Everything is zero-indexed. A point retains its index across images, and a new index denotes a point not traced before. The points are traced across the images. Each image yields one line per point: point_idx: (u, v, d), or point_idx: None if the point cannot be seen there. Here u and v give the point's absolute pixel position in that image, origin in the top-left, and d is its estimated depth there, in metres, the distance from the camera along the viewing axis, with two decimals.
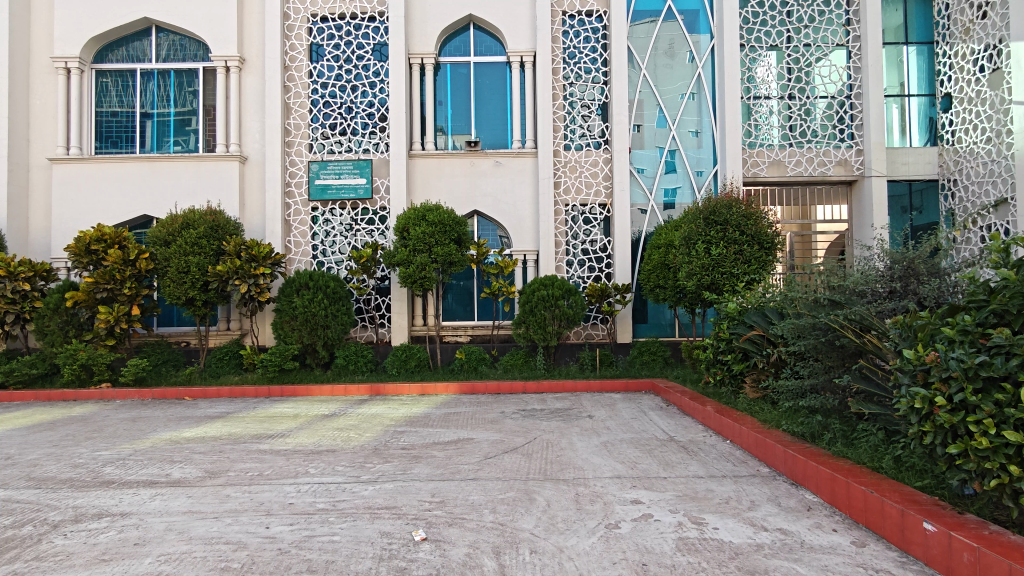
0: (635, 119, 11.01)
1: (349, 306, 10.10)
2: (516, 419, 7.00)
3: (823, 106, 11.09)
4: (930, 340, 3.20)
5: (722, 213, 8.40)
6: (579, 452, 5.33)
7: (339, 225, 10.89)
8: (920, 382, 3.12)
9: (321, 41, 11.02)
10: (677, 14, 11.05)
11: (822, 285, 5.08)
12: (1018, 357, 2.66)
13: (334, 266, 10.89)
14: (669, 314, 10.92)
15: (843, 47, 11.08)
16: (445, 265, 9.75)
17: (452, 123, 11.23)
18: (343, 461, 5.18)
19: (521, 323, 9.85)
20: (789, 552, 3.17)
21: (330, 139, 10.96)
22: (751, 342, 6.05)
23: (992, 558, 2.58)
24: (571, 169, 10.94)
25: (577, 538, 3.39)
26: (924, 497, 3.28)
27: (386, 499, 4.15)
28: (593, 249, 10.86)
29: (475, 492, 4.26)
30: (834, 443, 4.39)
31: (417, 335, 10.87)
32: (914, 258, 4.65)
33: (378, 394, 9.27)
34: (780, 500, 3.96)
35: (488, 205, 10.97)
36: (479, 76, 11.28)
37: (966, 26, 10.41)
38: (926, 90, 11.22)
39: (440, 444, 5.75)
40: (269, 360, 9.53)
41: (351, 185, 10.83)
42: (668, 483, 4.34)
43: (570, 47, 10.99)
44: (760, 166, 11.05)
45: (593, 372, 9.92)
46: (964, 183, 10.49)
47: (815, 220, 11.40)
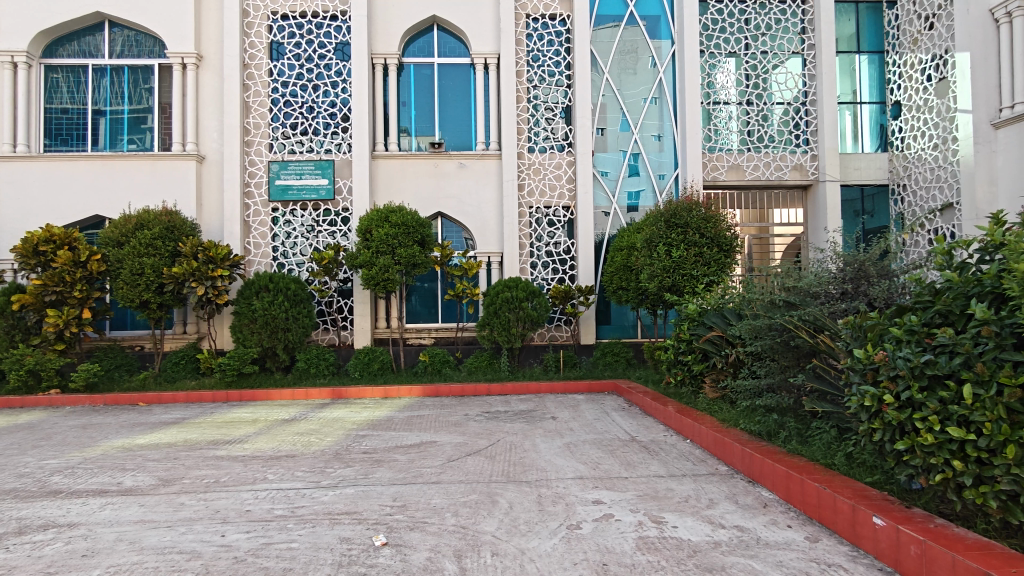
0: (599, 122, 11.11)
1: (310, 309, 9.94)
2: (480, 422, 6.99)
3: (780, 112, 11.36)
4: (879, 339, 3.31)
5: (682, 216, 8.54)
6: (542, 454, 5.36)
7: (300, 226, 10.72)
8: (869, 381, 3.21)
9: (281, 39, 10.84)
10: (639, 19, 11.19)
11: (779, 286, 5.25)
12: (961, 356, 2.76)
13: (295, 268, 10.72)
14: (632, 316, 11.05)
15: (799, 55, 11.37)
16: (409, 267, 9.64)
17: (416, 124, 11.17)
18: (303, 466, 5.09)
19: (485, 325, 9.83)
20: (745, 548, 3.23)
21: (291, 139, 10.77)
22: (710, 343, 6.16)
23: (936, 550, 2.68)
24: (535, 171, 10.96)
25: (538, 539, 3.40)
26: (874, 493, 3.38)
27: (346, 504, 4.09)
28: (557, 251, 10.90)
29: (437, 495, 4.24)
30: (789, 442, 4.49)
31: (380, 338, 10.77)
32: (864, 260, 4.77)
33: (340, 397, 9.10)
34: (737, 498, 4.04)
35: (452, 207, 10.92)
36: (443, 78, 11.23)
37: (914, 36, 10.85)
38: (877, 98, 11.61)
39: (402, 448, 5.70)
40: (227, 364, 9.31)
41: (313, 186, 10.66)
42: (629, 483, 4.39)
43: (534, 50, 11.03)
44: (719, 170, 11.25)
45: (557, 373, 10.00)
46: (913, 188, 10.86)
47: (772, 223, 11.68)
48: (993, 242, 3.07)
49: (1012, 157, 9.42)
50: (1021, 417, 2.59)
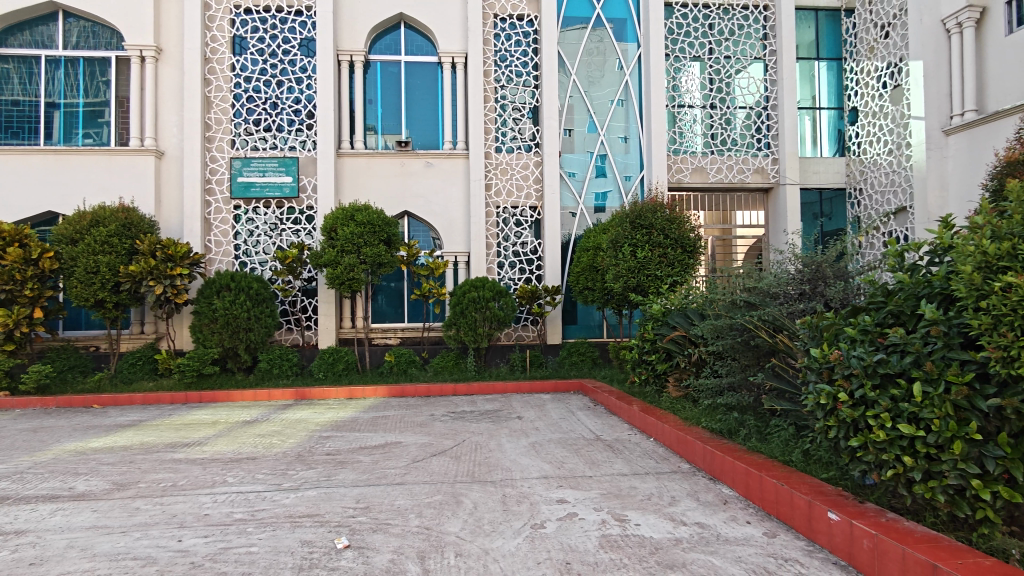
0: (566, 123, 11.17)
1: (273, 308, 9.76)
2: (445, 422, 6.96)
3: (742, 116, 11.58)
4: (834, 338, 3.40)
5: (647, 217, 8.65)
6: (507, 453, 5.36)
7: (263, 224, 10.53)
8: (825, 380, 3.29)
9: (244, 34, 10.65)
10: (606, 21, 11.29)
11: (741, 287, 5.37)
12: (911, 355, 2.85)
13: (258, 267, 10.54)
14: (598, 316, 11.14)
15: (761, 60, 11.61)
16: (375, 266, 9.54)
17: (383, 123, 11.07)
18: (264, 468, 5.00)
19: (451, 325, 9.78)
20: (705, 544, 3.28)
21: (254, 135, 10.57)
22: (674, 343, 6.25)
23: (888, 543, 2.76)
24: (502, 171, 10.97)
25: (502, 539, 3.40)
26: (829, 489, 3.47)
27: (307, 507, 4.03)
28: (524, 251, 10.93)
29: (402, 496, 4.21)
30: (749, 439, 4.59)
31: (344, 338, 10.65)
32: (822, 261, 4.88)
33: (303, 398, 8.94)
34: (699, 495, 4.11)
35: (419, 206, 10.85)
36: (410, 76, 11.15)
37: (871, 45, 11.17)
38: (835, 104, 11.93)
39: (366, 449, 5.64)
40: (186, 365, 9.13)
41: (276, 183, 10.48)
42: (594, 482, 4.42)
43: (501, 50, 11.04)
44: (683, 172, 11.39)
45: (523, 373, 10.02)
46: (869, 192, 11.18)
47: (734, 225, 11.90)
48: (941, 245, 3.18)
49: (961, 163, 9.68)
50: (967, 414, 2.69)
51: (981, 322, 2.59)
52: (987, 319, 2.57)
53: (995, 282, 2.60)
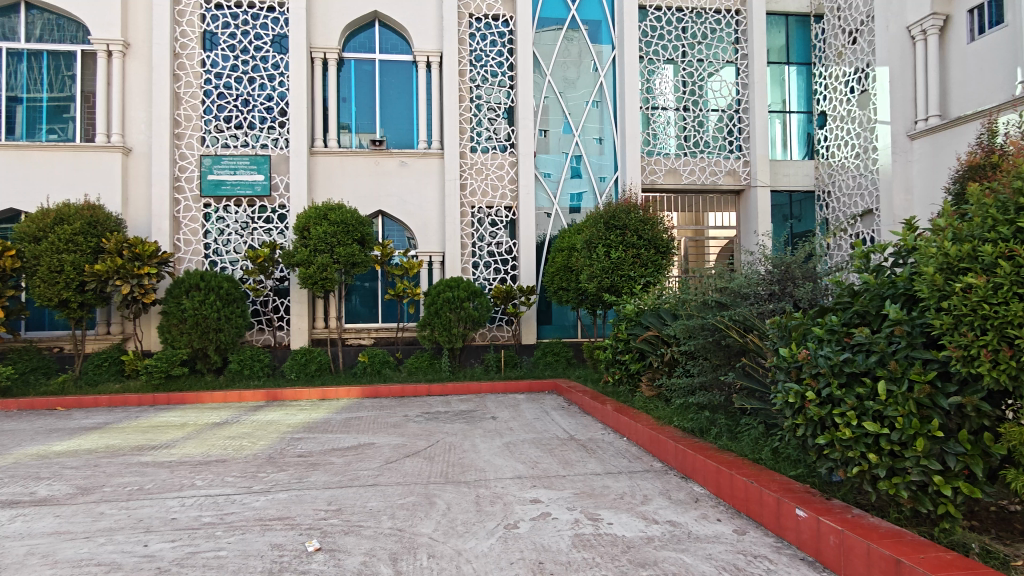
0: (541, 124, 11.19)
1: (244, 309, 9.61)
2: (419, 422, 6.92)
3: (715, 119, 11.72)
4: (802, 338, 3.45)
5: (621, 218, 8.72)
6: (481, 454, 5.35)
7: (234, 223, 10.36)
8: (793, 379, 3.34)
9: (215, 29, 10.47)
10: (581, 23, 11.35)
11: (712, 287, 5.44)
12: (876, 354, 2.91)
13: (228, 266, 10.37)
14: (572, 316, 11.19)
15: (732, 64, 11.77)
16: (349, 265, 9.44)
17: (357, 121, 10.97)
18: (233, 471, 4.92)
19: (425, 325, 9.73)
20: (677, 542, 3.31)
21: (224, 132, 10.40)
22: (647, 342, 6.32)
23: (854, 539, 2.81)
24: (477, 170, 10.95)
25: (475, 540, 3.39)
26: (797, 486, 3.53)
27: (278, 510, 3.98)
28: (499, 251, 10.93)
29: (374, 498, 4.17)
30: (720, 437, 4.65)
31: (317, 338, 10.54)
32: (791, 262, 4.97)
33: (275, 400, 8.81)
34: (671, 493, 4.14)
35: (393, 206, 10.77)
36: (384, 74, 11.06)
37: (839, 50, 11.45)
38: (804, 107, 12.15)
39: (339, 450, 5.58)
40: (154, 366, 8.96)
41: (247, 181, 10.32)
42: (567, 481, 4.43)
43: (476, 50, 11.02)
44: (657, 174, 11.49)
45: (498, 373, 10.02)
46: (837, 194, 11.40)
47: (707, 226, 12.05)
48: (905, 246, 3.24)
49: (924, 167, 9.94)
50: (929, 411, 2.77)
51: (942, 322, 2.66)
52: (948, 319, 2.64)
53: (955, 282, 2.66)
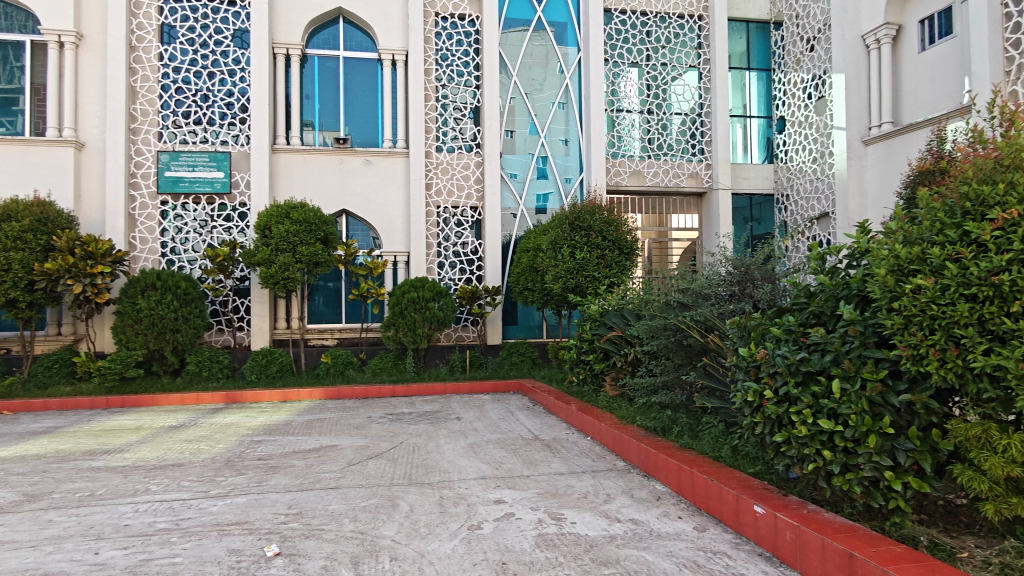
0: (507, 125, 11.20)
1: (202, 309, 9.37)
2: (382, 424, 6.86)
3: (678, 122, 11.90)
4: (761, 338, 3.52)
5: (586, 219, 8.77)
6: (445, 455, 5.32)
7: (193, 221, 10.12)
8: (751, 378, 3.41)
9: (173, 22, 10.21)
10: (547, 25, 11.39)
11: (675, 288, 5.52)
12: (831, 353, 2.99)
13: (186, 265, 10.11)
14: (537, 316, 11.22)
15: (695, 68, 11.97)
16: (311, 265, 9.28)
17: (320, 119, 10.81)
18: (189, 475, 4.79)
19: (390, 326, 9.63)
20: (639, 540, 3.35)
21: (183, 128, 10.14)
22: (611, 342, 6.39)
23: (809, 534, 2.88)
24: (442, 170, 10.90)
25: (438, 542, 3.36)
26: (755, 483, 3.61)
27: (236, 514, 3.89)
28: (464, 251, 10.89)
29: (336, 501, 4.12)
30: (681, 436, 4.72)
31: (279, 339, 10.35)
32: (750, 263, 5.06)
33: (234, 402, 8.63)
34: (633, 492, 4.19)
35: (357, 205, 10.65)
36: (349, 72, 10.93)
37: (797, 57, 11.75)
38: (764, 112, 12.43)
39: (300, 453, 5.49)
40: (107, 368, 8.69)
41: (206, 178, 10.09)
42: (531, 481, 4.44)
43: (442, 49, 10.97)
44: (621, 175, 11.60)
45: (463, 373, 9.99)
46: (795, 198, 11.69)
47: (670, 227, 12.22)
48: (859, 249, 3.33)
49: (878, 172, 10.22)
50: (881, 409, 2.85)
51: (893, 322, 2.75)
52: (898, 319, 2.73)
53: (906, 283, 2.74)
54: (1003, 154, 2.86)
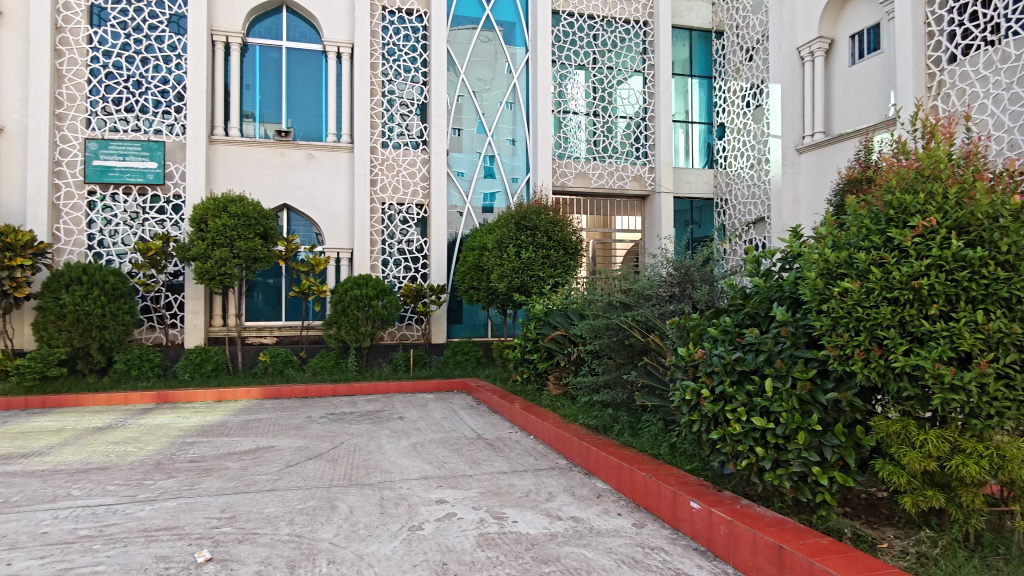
0: (454, 122, 11.14)
1: (132, 305, 8.93)
2: (322, 424, 6.71)
3: (623, 126, 12.09)
4: (699, 338, 3.62)
5: (531, 219, 8.83)
6: (387, 455, 5.25)
7: (123, 213, 9.67)
8: (689, 377, 3.50)
9: (104, 4, 9.72)
10: (495, 23, 11.40)
11: (617, 289, 5.61)
12: (764, 353, 3.10)
13: (116, 259, 9.65)
14: (483, 315, 11.23)
15: (640, 73, 12.21)
16: (249, 261, 9.01)
17: (261, 110, 10.49)
18: (115, 479, 4.57)
19: (332, 324, 9.44)
20: (579, 538, 3.39)
21: (113, 115, 9.66)
22: (555, 342, 6.45)
23: (741, 529, 2.98)
24: (388, 167, 10.75)
25: (378, 543, 3.32)
26: (692, 479, 3.70)
27: (165, 519, 3.73)
28: (409, 250, 10.78)
29: (272, 503, 4.00)
30: (622, 434, 4.81)
31: (215, 337, 10.00)
32: (690, 266, 5.17)
33: (166, 402, 8.28)
34: (574, 489, 4.24)
35: (299, 199, 10.39)
36: (292, 63, 10.65)
37: (737, 66, 12.14)
38: (705, 119, 12.80)
39: (235, 455, 5.30)
40: (26, 367, 8.19)
41: (138, 168, 9.65)
42: (473, 481, 4.43)
43: (389, 43, 10.83)
44: (567, 177, 11.71)
45: (406, 372, 9.88)
46: (734, 203, 12.07)
47: (614, 229, 12.40)
48: (791, 253, 3.44)
49: (811, 179, 10.65)
50: (809, 407, 2.98)
51: (822, 324, 2.86)
52: (827, 321, 2.84)
53: (835, 286, 2.85)
54: (923, 165, 3.02)
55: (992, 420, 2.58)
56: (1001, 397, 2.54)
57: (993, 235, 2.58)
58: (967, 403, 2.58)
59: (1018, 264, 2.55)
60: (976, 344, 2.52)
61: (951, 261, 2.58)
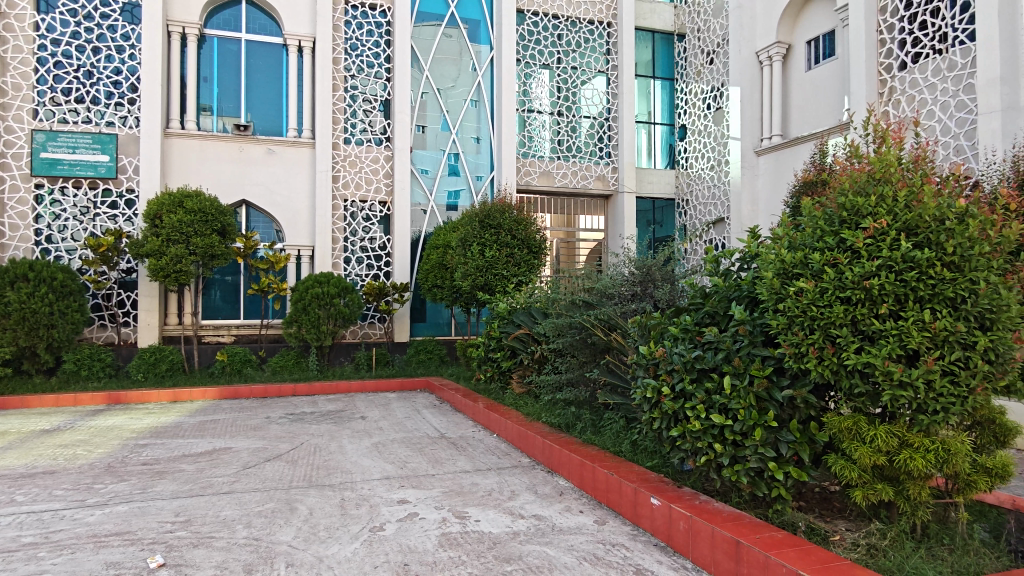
0: (418, 120, 11.06)
1: (82, 302, 8.62)
2: (281, 424, 6.59)
3: (586, 126, 12.18)
4: (660, 336, 3.66)
5: (495, 217, 8.82)
6: (348, 455, 5.18)
7: (72, 207, 9.34)
8: (650, 375, 3.54)
9: None
10: (460, 21, 11.36)
11: (581, 288, 5.65)
12: (723, 351, 3.15)
13: (65, 255, 9.31)
14: (446, 314, 11.18)
15: (604, 74, 12.30)
16: (206, 257, 8.80)
17: (219, 104, 10.24)
18: (63, 483, 4.40)
19: (292, 322, 9.28)
20: (541, 536, 3.40)
21: (62, 106, 9.29)
22: (518, 340, 6.46)
23: (700, 524, 3.03)
24: (350, 163, 10.61)
25: (338, 545, 3.27)
26: (652, 476, 3.75)
27: (115, 524, 3.61)
28: (372, 247, 10.67)
29: (229, 506, 3.91)
30: (584, 432, 4.85)
31: (169, 336, 9.74)
32: (652, 265, 5.23)
33: (117, 403, 8.02)
34: (537, 488, 4.25)
35: (258, 195, 10.17)
36: (251, 56, 10.42)
37: (698, 68, 12.38)
38: (667, 120, 12.99)
39: (190, 457, 5.17)
40: None
41: (88, 162, 9.31)
42: (436, 480, 4.41)
43: (352, 38, 10.69)
44: (531, 176, 11.74)
45: (368, 371, 9.78)
46: (695, 203, 12.27)
47: (578, 228, 12.49)
48: (749, 253, 3.51)
49: (769, 181, 10.89)
50: (766, 403, 3.05)
51: (778, 323, 2.92)
52: (782, 319, 2.90)
53: (790, 286, 2.92)
54: (874, 169, 3.11)
55: (938, 415, 2.68)
56: (946, 393, 2.64)
57: (940, 238, 2.68)
58: (915, 399, 2.67)
59: (962, 265, 2.66)
60: (923, 342, 2.62)
61: (901, 262, 2.67)
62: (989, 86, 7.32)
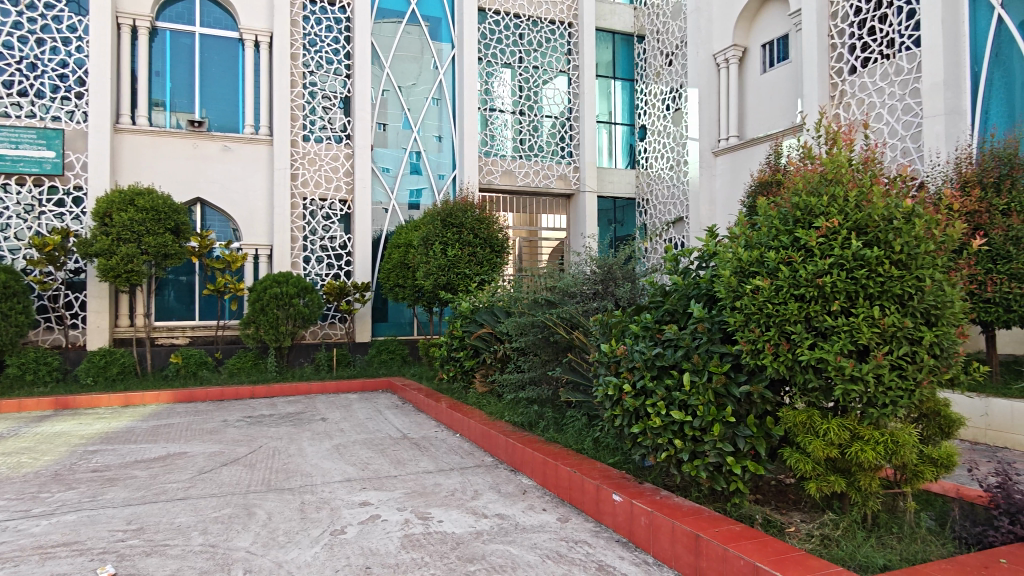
0: (379, 117, 10.93)
1: (26, 304, 8.25)
2: (239, 427, 6.43)
3: (548, 125, 12.23)
4: (621, 334, 3.69)
5: (457, 216, 8.79)
6: (308, 458, 5.10)
7: (16, 205, 8.95)
8: (612, 372, 3.58)
9: None
10: (420, 18, 11.28)
11: (543, 287, 5.67)
12: (682, 348, 3.20)
13: (7, 254, 8.91)
14: (408, 313, 11.09)
15: (565, 74, 12.37)
16: (159, 257, 8.54)
17: (172, 99, 9.95)
18: (6, 493, 4.22)
19: (249, 323, 9.06)
20: (504, 535, 3.40)
21: (3, 99, 8.89)
22: (481, 339, 6.44)
23: (660, 519, 3.07)
24: (309, 161, 10.43)
25: (298, 550, 3.21)
26: (614, 472, 3.79)
27: (63, 534, 3.48)
28: (333, 246, 10.50)
29: (183, 513, 3.80)
30: (546, 430, 4.87)
31: (121, 338, 9.44)
32: (613, 264, 5.27)
33: (65, 408, 7.72)
34: (500, 486, 4.25)
35: (214, 193, 9.91)
36: (205, 50, 10.15)
37: (658, 70, 12.52)
38: (627, 120, 13.16)
39: (143, 463, 5.01)
40: None
41: (33, 158, 8.94)
42: (398, 481, 4.37)
43: (310, 34, 10.50)
44: (493, 175, 11.73)
45: (329, 372, 9.65)
46: (655, 202, 12.44)
47: (540, 227, 12.55)
48: (708, 252, 3.56)
49: (726, 181, 11.10)
50: (724, 399, 3.12)
51: (736, 320, 2.98)
52: (739, 317, 2.96)
53: (747, 284, 2.98)
54: (826, 169, 3.20)
55: (886, 408, 2.77)
56: (895, 386, 2.73)
57: (889, 237, 2.77)
58: (865, 393, 2.75)
59: (908, 263, 2.76)
60: (873, 338, 2.70)
61: (851, 261, 2.76)
62: (933, 90, 7.59)
